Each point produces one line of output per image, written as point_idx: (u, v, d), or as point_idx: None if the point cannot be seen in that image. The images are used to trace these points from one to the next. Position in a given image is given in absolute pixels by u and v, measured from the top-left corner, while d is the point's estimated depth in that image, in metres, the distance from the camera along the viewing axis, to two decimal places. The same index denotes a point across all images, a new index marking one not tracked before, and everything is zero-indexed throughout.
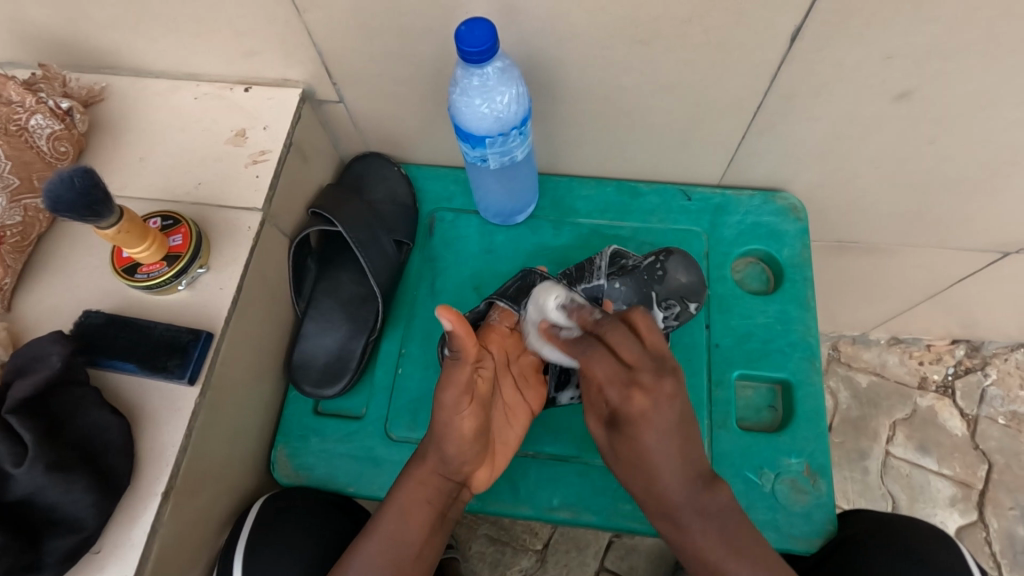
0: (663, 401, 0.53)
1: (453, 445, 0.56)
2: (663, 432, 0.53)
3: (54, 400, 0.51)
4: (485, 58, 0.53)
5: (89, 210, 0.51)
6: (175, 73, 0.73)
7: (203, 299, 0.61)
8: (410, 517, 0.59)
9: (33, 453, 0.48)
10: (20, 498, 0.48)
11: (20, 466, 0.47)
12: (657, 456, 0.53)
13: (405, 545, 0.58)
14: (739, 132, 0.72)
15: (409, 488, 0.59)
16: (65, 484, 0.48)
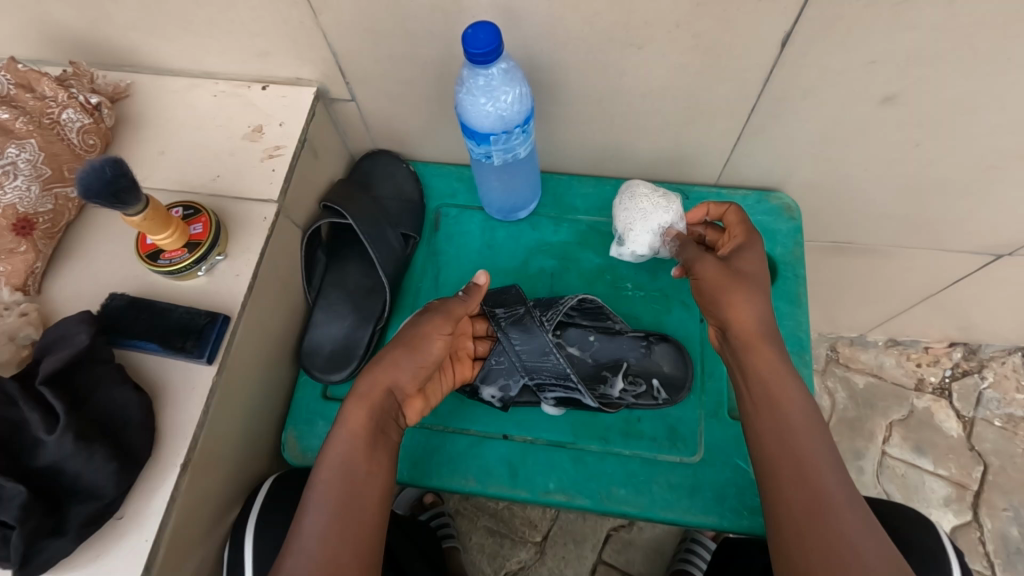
0: (747, 252, 0.68)
1: (413, 361, 0.63)
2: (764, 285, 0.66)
3: (80, 375, 0.54)
4: (489, 59, 0.56)
5: (118, 197, 0.54)
6: (196, 72, 0.76)
7: (220, 285, 0.65)
8: (354, 431, 0.60)
9: (61, 423, 0.50)
10: (49, 465, 0.51)
11: (50, 434, 0.50)
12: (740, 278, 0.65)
13: (348, 467, 0.58)
14: (734, 134, 0.75)
15: (354, 404, 0.61)
16: (90, 455, 0.51)
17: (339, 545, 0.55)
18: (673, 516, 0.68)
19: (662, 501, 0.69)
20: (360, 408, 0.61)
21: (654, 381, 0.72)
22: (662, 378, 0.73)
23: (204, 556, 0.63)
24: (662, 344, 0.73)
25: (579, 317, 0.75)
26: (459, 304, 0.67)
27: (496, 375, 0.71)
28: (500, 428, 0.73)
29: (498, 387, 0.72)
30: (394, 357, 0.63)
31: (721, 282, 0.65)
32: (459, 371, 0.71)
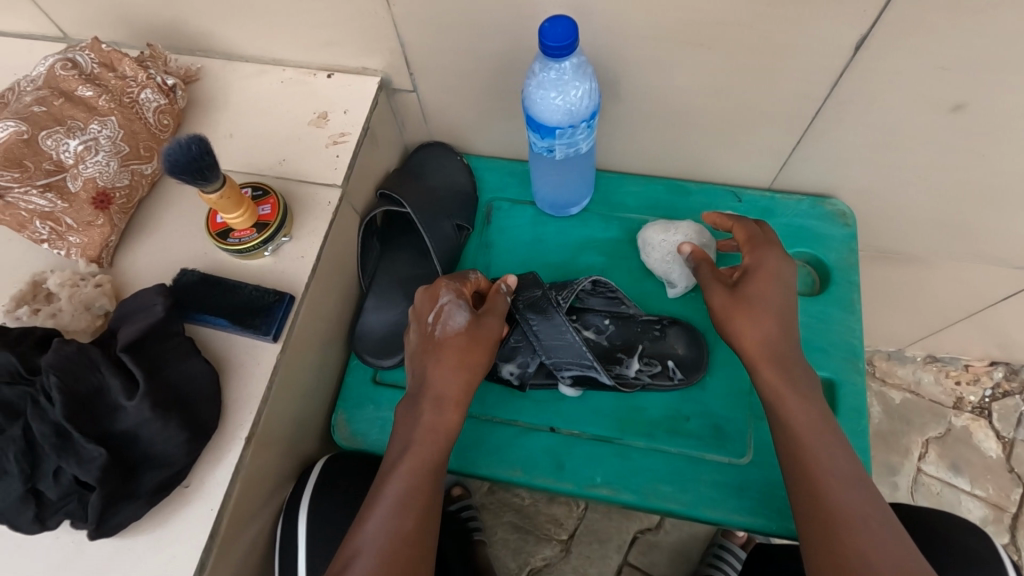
0: (764, 270, 0.66)
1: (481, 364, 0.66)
2: (776, 308, 0.64)
3: (156, 345, 0.56)
4: (564, 53, 0.57)
5: (200, 174, 0.56)
6: (264, 58, 0.78)
7: (285, 265, 0.66)
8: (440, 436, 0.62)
9: (141, 389, 0.52)
10: (126, 430, 0.52)
11: (130, 399, 0.52)
12: (750, 304, 0.64)
13: (424, 479, 0.60)
14: (794, 138, 0.74)
15: (449, 409, 0.63)
16: (165, 421, 0.53)
17: (414, 551, 0.56)
18: (720, 516, 0.68)
19: (708, 501, 0.68)
20: (437, 422, 0.63)
21: (669, 362, 0.73)
22: (678, 360, 0.74)
23: (259, 529, 0.65)
24: (674, 327, 0.75)
25: (593, 300, 0.76)
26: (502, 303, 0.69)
27: (514, 352, 0.73)
28: (547, 421, 0.74)
29: (517, 363, 0.73)
30: (471, 370, 0.65)
31: (733, 312, 0.64)
32: None
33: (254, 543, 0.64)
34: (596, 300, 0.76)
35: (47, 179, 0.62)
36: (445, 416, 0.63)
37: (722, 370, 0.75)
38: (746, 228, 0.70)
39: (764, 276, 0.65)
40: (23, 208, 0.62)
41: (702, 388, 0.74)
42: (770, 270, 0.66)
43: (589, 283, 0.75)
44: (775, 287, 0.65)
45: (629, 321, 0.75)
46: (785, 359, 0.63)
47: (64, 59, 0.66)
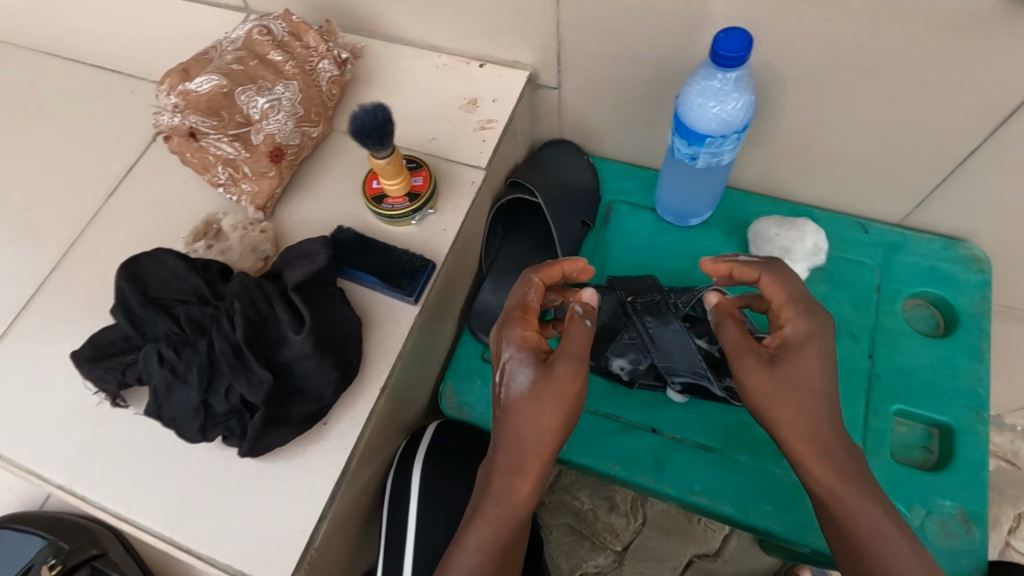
0: (804, 345, 0.58)
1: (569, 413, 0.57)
2: (821, 386, 0.57)
3: (315, 291, 0.61)
4: (736, 64, 0.59)
5: (379, 139, 0.61)
6: (423, 44, 0.84)
7: (429, 235, 0.71)
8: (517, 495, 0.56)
9: (308, 324, 0.57)
10: (287, 361, 0.58)
11: (297, 333, 0.57)
12: (779, 381, 0.57)
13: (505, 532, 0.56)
14: (940, 176, 0.73)
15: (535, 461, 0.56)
16: (321, 360, 0.58)
17: None
18: (821, 544, 0.67)
19: (810, 527, 0.68)
20: (517, 481, 0.56)
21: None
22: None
23: (372, 476, 0.69)
24: None
25: (706, 311, 0.76)
26: (585, 335, 0.57)
27: (627, 349, 0.74)
28: (649, 422, 0.75)
29: (628, 359, 0.74)
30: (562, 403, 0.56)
31: (760, 390, 0.57)
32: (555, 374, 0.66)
33: (366, 489, 0.68)
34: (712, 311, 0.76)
35: (237, 129, 0.69)
36: (511, 491, 0.56)
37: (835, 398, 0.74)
38: (783, 287, 0.61)
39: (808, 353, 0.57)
40: (210, 153, 0.69)
41: None
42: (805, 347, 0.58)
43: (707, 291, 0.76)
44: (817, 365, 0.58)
45: None
46: (829, 446, 0.56)
47: (260, 26, 0.73)
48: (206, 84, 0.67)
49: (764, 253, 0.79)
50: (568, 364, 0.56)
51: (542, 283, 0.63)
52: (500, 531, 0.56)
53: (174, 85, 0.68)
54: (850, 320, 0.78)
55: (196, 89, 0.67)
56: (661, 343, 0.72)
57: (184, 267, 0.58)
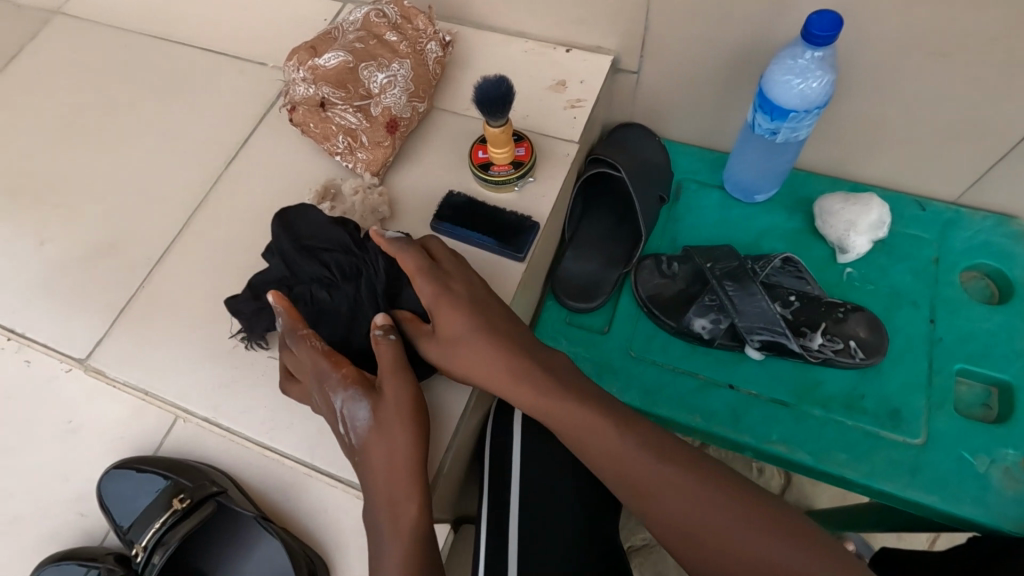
0: (447, 298, 0.62)
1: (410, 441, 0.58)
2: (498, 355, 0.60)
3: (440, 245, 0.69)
4: (825, 43, 0.65)
5: (499, 108, 0.68)
6: (512, 31, 0.91)
7: (529, 201, 0.77)
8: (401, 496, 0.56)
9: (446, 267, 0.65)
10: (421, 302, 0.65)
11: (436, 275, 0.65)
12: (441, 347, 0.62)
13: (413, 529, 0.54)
14: (998, 154, 0.79)
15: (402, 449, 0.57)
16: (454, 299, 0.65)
17: None
18: (892, 488, 0.72)
19: (881, 473, 0.73)
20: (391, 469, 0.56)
21: (852, 343, 0.78)
22: (861, 343, 0.78)
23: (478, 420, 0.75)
24: (856, 313, 0.79)
25: (780, 278, 0.82)
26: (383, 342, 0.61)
27: (707, 310, 0.80)
28: (728, 378, 0.81)
29: (709, 317, 0.80)
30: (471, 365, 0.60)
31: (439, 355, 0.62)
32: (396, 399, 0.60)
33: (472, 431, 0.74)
34: (785, 279, 0.82)
35: (360, 101, 0.75)
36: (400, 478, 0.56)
37: (900, 358, 0.80)
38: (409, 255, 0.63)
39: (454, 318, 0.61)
40: (334, 123, 0.76)
41: (880, 372, 0.79)
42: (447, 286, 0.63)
43: (782, 261, 0.82)
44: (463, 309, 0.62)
45: (814, 301, 0.80)
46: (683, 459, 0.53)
47: (376, 10, 0.79)
48: (333, 60, 0.73)
49: (830, 227, 0.85)
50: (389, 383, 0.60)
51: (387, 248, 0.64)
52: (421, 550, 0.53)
53: (303, 60, 0.75)
54: (911, 288, 0.84)
55: (324, 64, 0.74)
56: (741, 306, 0.78)
57: (328, 219, 0.67)
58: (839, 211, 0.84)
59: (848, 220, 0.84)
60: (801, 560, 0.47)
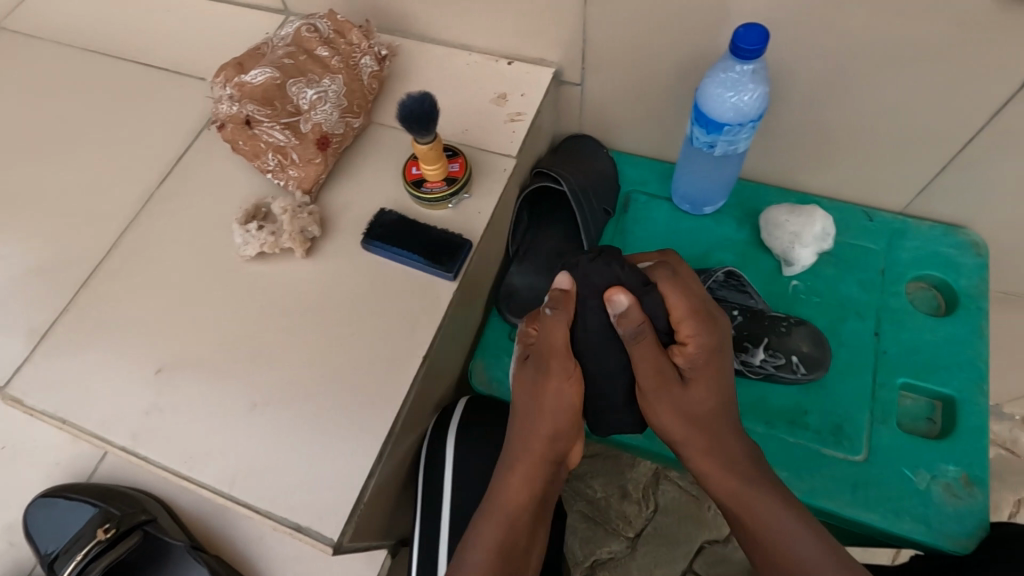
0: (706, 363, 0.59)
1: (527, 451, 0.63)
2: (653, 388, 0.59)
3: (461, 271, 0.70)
4: (753, 56, 0.64)
5: (424, 125, 0.66)
6: (454, 43, 0.89)
7: (464, 217, 0.75)
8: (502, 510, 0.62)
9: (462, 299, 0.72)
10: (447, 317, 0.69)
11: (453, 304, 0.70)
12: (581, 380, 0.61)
13: (495, 551, 0.59)
14: (941, 164, 0.78)
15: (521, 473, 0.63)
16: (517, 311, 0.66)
17: None
18: (834, 506, 0.71)
19: (824, 490, 0.72)
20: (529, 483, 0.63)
21: (794, 358, 0.76)
22: (803, 358, 0.76)
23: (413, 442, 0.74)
24: (799, 327, 0.78)
25: (723, 292, 0.81)
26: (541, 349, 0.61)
27: None
28: None
29: None
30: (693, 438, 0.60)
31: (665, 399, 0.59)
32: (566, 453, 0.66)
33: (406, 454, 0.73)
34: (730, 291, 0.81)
35: (288, 119, 0.74)
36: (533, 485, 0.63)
37: (843, 373, 0.79)
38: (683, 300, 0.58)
39: (701, 372, 0.59)
40: (263, 141, 0.74)
41: (824, 386, 0.78)
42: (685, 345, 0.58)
43: (725, 273, 0.82)
44: (715, 378, 0.60)
45: (757, 315, 0.79)
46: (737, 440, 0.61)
47: (308, 24, 0.78)
48: (260, 76, 0.72)
49: (775, 238, 0.84)
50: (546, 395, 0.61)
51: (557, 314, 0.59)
52: (505, 529, 0.61)
53: (230, 77, 0.73)
54: (858, 301, 0.83)
55: (251, 81, 0.72)
56: None
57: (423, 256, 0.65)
58: (780, 223, 0.83)
59: (789, 232, 0.83)
60: (812, 549, 0.56)
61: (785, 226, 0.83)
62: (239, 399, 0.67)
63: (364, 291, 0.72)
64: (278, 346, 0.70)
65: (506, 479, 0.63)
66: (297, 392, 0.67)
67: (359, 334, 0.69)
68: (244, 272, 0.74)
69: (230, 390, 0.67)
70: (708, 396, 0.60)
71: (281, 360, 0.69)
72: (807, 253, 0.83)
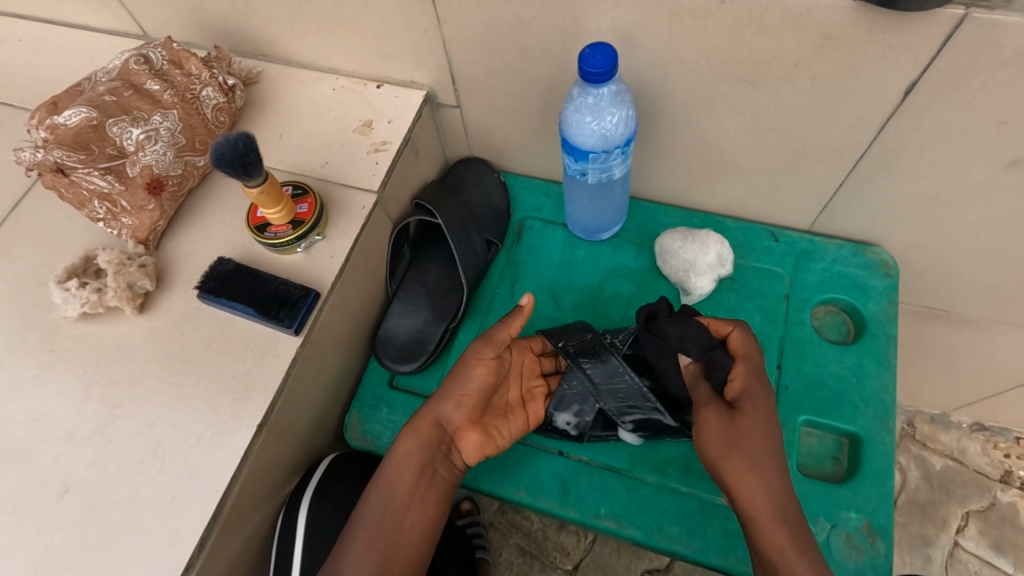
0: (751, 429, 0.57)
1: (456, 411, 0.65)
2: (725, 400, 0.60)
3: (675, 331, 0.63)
4: (603, 79, 0.58)
5: (244, 169, 0.59)
6: (320, 66, 0.82)
7: (316, 263, 0.69)
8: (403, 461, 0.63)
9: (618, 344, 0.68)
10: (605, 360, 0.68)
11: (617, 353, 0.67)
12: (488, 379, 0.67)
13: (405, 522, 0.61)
14: (837, 182, 0.72)
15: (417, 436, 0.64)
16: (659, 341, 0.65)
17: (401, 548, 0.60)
18: (726, 564, 0.65)
19: (715, 546, 0.66)
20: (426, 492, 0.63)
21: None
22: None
23: (265, 515, 0.67)
24: None
25: None
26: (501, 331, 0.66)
27: (569, 401, 0.69)
28: (556, 444, 0.73)
29: (572, 412, 0.69)
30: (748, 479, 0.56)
31: (476, 457, 0.66)
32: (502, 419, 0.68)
33: (254, 532, 0.65)
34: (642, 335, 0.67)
35: (109, 162, 0.67)
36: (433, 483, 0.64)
37: None
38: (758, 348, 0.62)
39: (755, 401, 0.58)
40: (84, 189, 0.67)
41: None
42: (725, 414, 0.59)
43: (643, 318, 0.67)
44: (766, 428, 0.58)
45: None
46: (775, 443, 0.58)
47: (138, 55, 0.72)
48: (73, 117, 0.66)
49: (670, 265, 0.78)
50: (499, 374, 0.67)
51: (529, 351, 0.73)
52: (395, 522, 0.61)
53: (42, 119, 0.67)
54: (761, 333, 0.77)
55: (64, 123, 0.66)
56: (599, 385, 0.67)
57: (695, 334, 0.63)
58: (671, 250, 0.77)
59: (682, 260, 0.77)
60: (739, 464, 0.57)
61: (677, 254, 0.77)
62: (50, 482, 0.60)
63: (199, 350, 0.65)
64: (99, 418, 0.62)
65: (383, 479, 0.62)
66: (116, 472, 0.60)
67: (190, 400, 0.63)
68: (70, 334, 0.67)
69: (42, 474, 0.60)
70: (530, 423, 0.70)
71: (101, 434, 0.62)
72: (707, 279, 0.77)
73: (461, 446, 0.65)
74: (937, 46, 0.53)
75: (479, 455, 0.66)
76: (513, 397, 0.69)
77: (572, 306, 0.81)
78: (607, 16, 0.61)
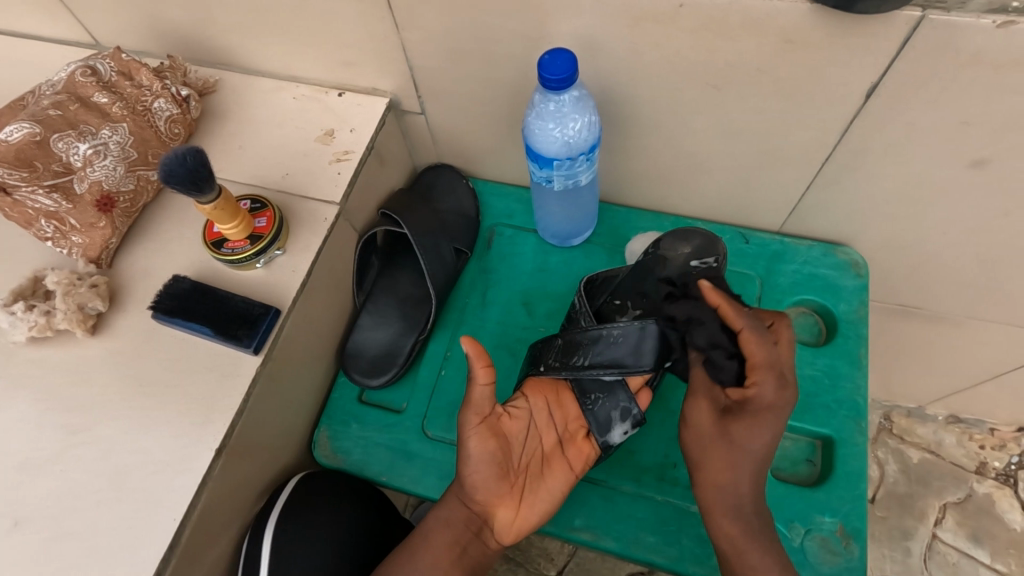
0: (772, 410, 0.55)
1: (472, 479, 0.61)
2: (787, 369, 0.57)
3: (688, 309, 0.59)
4: (563, 86, 0.56)
5: (195, 185, 0.57)
6: (280, 74, 0.80)
7: (277, 279, 0.67)
8: (434, 538, 0.62)
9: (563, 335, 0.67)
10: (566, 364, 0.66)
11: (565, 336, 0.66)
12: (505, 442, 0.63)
13: None
14: (805, 183, 0.71)
15: (442, 510, 0.63)
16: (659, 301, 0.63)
17: None
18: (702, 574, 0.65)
19: (691, 556, 0.66)
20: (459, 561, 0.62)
21: (693, 263, 0.66)
22: (693, 253, 0.67)
23: (229, 540, 0.64)
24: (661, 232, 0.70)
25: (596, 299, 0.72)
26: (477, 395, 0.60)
27: (609, 420, 0.65)
28: None
29: (622, 422, 0.65)
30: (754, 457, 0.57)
31: (513, 526, 0.63)
32: (541, 476, 0.64)
33: (219, 558, 0.63)
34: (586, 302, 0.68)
35: (54, 179, 0.65)
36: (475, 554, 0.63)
37: None
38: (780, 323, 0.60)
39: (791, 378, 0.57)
40: (30, 207, 0.64)
41: None
42: (790, 381, 0.56)
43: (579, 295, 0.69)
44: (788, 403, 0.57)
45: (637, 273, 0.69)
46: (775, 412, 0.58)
47: (86, 67, 0.70)
48: (15, 133, 0.63)
49: None
50: (512, 433, 0.64)
51: (545, 394, 0.68)
52: None
53: None
54: None
55: (6, 139, 0.63)
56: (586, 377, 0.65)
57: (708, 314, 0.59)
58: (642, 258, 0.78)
59: None
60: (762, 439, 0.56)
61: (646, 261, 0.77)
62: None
63: (155, 373, 0.63)
64: (50, 447, 0.60)
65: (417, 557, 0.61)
66: (69, 502, 0.58)
67: (146, 425, 0.60)
68: (18, 359, 0.64)
69: None
70: (566, 483, 0.64)
71: (52, 464, 0.59)
72: None
73: (495, 516, 0.63)
74: (896, 49, 0.52)
75: (514, 526, 0.63)
76: (546, 449, 0.66)
77: (544, 314, 0.80)
78: (567, 22, 0.59)
